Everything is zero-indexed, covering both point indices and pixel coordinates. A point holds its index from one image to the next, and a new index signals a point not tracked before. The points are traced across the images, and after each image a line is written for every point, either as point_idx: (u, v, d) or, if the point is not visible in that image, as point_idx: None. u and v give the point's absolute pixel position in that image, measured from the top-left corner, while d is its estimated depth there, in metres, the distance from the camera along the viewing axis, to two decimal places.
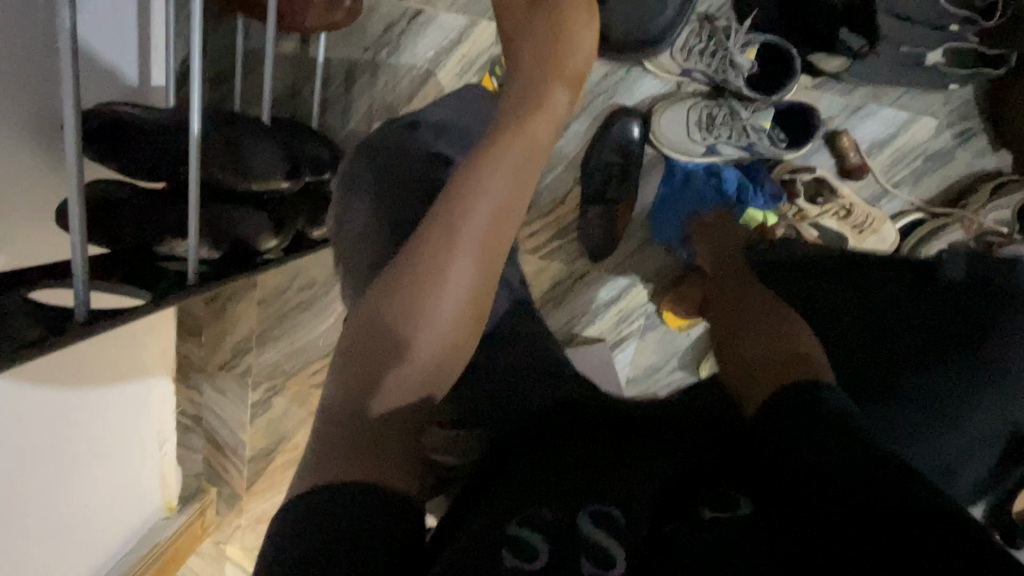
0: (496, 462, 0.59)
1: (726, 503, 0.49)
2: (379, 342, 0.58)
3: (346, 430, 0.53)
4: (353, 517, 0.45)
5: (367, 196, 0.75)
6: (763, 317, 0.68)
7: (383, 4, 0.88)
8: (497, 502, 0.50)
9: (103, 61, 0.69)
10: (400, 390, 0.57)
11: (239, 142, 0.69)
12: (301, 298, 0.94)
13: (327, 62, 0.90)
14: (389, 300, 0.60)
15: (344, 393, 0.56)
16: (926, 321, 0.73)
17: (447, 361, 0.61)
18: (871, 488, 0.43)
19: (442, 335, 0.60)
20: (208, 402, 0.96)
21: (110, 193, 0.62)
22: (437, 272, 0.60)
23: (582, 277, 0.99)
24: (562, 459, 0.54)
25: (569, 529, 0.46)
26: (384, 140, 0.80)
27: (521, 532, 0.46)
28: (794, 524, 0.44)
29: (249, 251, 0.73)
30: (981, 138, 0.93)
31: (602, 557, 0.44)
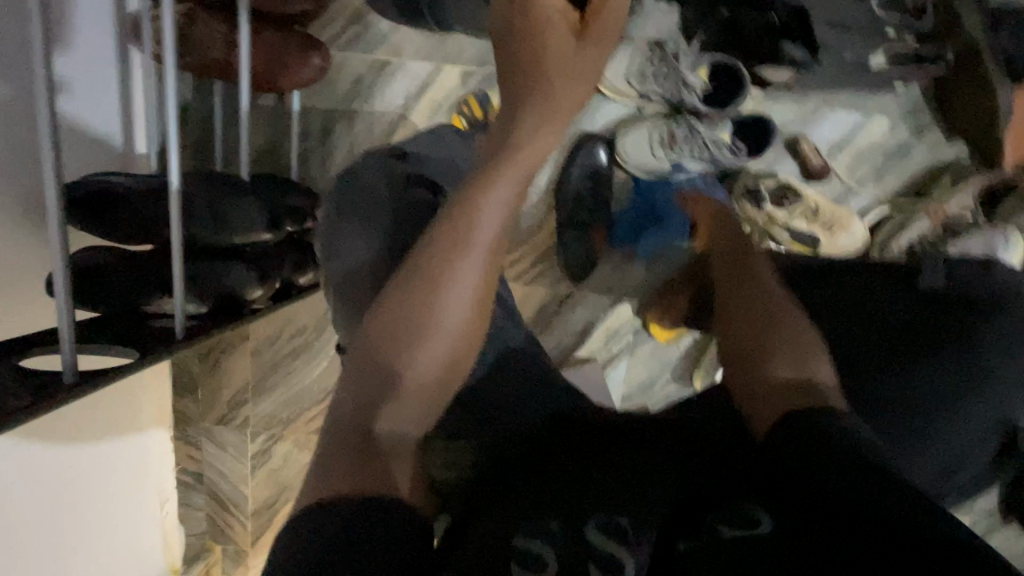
0: (491, 470, 0.57)
1: (742, 518, 0.44)
2: (384, 347, 0.56)
3: (351, 442, 0.50)
4: (361, 532, 0.42)
5: (356, 224, 0.74)
6: (774, 317, 0.64)
7: (351, 59, 0.93)
8: (496, 511, 0.49)
9: (87, 138, 0.75)
10: (409, 400, 0.54)
11: (218, 200, 0.72)
12: (293, 345, 1.07)
13: (304, 117, 0.95)
14: (398, 304, 0.57)
15: (350, 406, 0.53)
16: (922, 311, 0.70)
17: (460, 364, 0.58)
18: (902, 509, 0.41)
19: (454, 341, 0.57)
20: (207, 459, 1.10)
21: (94, 263, 0.66)
22: (448, 278, 0.58)
23: (566, 300, 1.00)
24: (567, 475, 0.51)
25: (575, 543, 0.44)
26: (366, 165, 0.79)
27: (526, 543, 0.44)
28: (825, 540, 0.41)
29: (236, 303, 0.74)
30: (936, 130, 0.92)
31: (606, 559, 0.43)
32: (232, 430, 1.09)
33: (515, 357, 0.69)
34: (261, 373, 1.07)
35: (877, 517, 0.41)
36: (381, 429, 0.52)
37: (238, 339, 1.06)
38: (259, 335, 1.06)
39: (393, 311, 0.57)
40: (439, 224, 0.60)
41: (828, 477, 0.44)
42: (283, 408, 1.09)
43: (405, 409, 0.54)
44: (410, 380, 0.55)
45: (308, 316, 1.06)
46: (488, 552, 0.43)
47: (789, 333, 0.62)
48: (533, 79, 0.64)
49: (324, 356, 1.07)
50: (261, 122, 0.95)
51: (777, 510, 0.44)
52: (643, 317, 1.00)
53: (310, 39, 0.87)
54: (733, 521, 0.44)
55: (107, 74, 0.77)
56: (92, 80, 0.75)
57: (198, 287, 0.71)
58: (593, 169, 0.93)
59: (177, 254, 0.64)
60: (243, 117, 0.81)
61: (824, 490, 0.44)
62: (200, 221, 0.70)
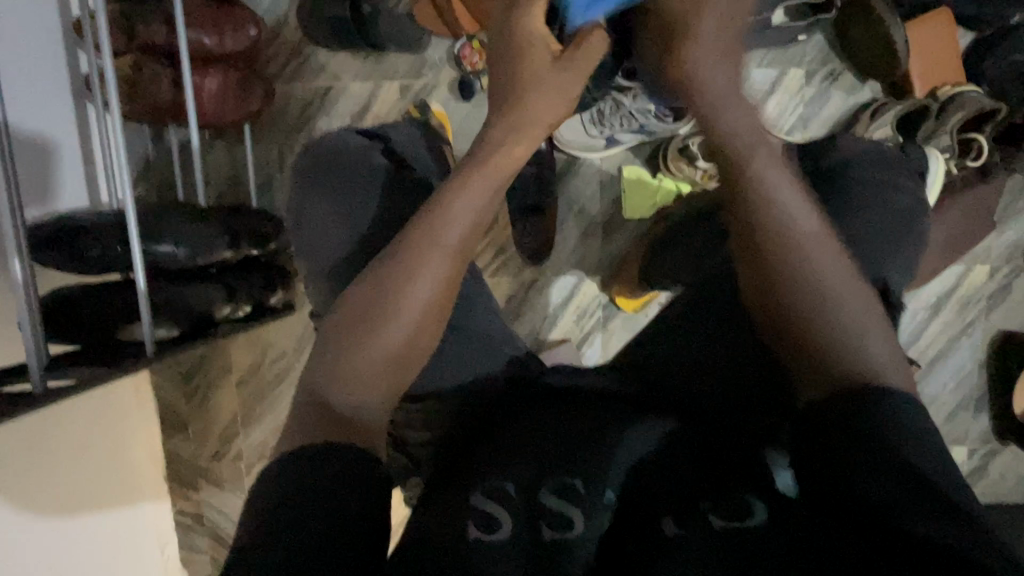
0: (464, 448, 0.58)
1: (736, 507, 0.46)
2: (347, 334, 0.55)
3: (309, 417, 0.50)
4: (322, 498, 0.43)
5: (315, 199, 0.73)
6: (816, 281, 0.52)
7: (296, 90, 1.00)
8: (458, 487, 0.51)
9: (49, 188, 0.82)
10: (368, 379, 0.54)
11: (175, 224, 0.75)
12: (275, 371, 1.09)
13: (259, 149, 1.02)
14: (366, 290, 0.56)
15: (312, 370, 0.54)
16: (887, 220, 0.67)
17: (418, 349, 0.57)
18: (883, 482, 0.42)
19: (414, 327, 0.56)
20: (205, 498, 1.11)
21: (66, 295, 0.69)
22: (412, 273, 0.56)
23: (532, 285, 1.04)
24: (532, 440, 0.54)
25: (528, 505, 0.48)
26: (314, 146, 0.79)
27: (482, 503, 0.48)
28: (813, 528, 0.43)
29: (205, 320, 0.79)
30: (848, 75, 0.98)
31: (558, 521, 0.47)
32: (226, 465, 1.10)
33: (470, 324, 0.69)
34: (249, 402, 1.09)
35: (876, 497, 0.42)
36: (335, 399, 0.52)
37: (223, 372, 1.09)
38: (243, 365, 1.09)
39: (361, 296, 0.56)
40: (417, 223, 0.59)
41: (841, 454, 0.45)
42: (274, 435, 1.10)
43: (360, 383, 0.53)
44: (367, 360, 0.54)
45: (286, 340, 1.08)
46: (448, 525, 0.46)
47: (829, 303, 0.51)
48: (514, 100, 0.63)
49: None
50: (221, 160, 1.01)
51: (772, 497, 0.47)
52: (608, 291, 1.03)
53: (253, 75, 0.94)
54: (725, 510, 0.46)
55: (63, 131, 0.84)
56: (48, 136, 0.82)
57: (169, 310, 0.74)
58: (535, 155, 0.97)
59: (141, 281, 0.68)
60: (195, 150, 0.86)
61: (856, 480, 0.43)
62: (164, 244, 0.73)
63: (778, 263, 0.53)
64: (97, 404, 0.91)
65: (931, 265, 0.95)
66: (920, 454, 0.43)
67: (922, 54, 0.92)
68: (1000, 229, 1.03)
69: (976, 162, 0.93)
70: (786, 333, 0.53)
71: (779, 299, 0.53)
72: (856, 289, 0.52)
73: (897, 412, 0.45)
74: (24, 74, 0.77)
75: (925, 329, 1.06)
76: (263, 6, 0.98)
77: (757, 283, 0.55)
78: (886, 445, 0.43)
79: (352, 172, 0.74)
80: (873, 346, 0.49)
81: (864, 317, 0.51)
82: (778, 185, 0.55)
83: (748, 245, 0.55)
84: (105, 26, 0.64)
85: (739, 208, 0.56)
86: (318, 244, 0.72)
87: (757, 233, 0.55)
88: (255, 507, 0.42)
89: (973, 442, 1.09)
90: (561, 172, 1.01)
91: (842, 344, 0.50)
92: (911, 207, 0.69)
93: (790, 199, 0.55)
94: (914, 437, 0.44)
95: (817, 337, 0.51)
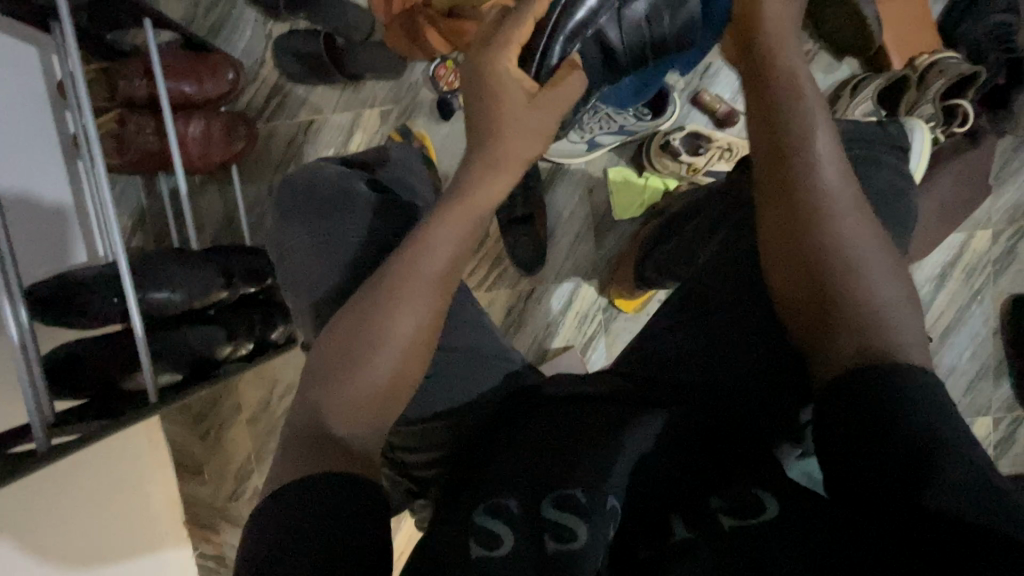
0: (467, 465, 0.57)
1: (749, 503, 0.45)
2: (329, 374, 0.52)
3: (306, 448, 0.49)
4: (321, 527, 0.42)
5: (300, 224, 0.74)
6: (850, 271, 0.48)
7: (280, 126, 1.02)
8: (462, 499, 0.51)
9: (44, 247, 0.83)
10: (353, 413, 0.52)
11: (169, 270, 0.75)
12: (284, 405, 1.09)
13: (248, 188, 1.04)
14: (350, 319, 0.54)
15: (303, 398, 0.53)
16: (876, 194, 0.66)
17: (408, 379, 0.54)
18: (890, 461, 0.40)
19: (398, 366, 0.53)
20: (225, 540, 1.10)
21: (70, 351, 0.70)
22: (389, 309, 0.53)
23: (530, 294, 1.04)
24: (530, 452, 0.53)
25: (531, 520, 0.46)
26: (298, 174, 0.80)
27: (484, 520, 0.47)
28: (829, 523, 0.42)
29: (208, 361, 0.79)
30: (824, 54, 0.98)
31: (562, 531, 0.44)
32: (244, 503, 1.10)
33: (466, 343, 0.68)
34: (261, 440, 1.10)
35: (895, 468, 0.39)
36: (335, 428, 0.51)
37: (232, 411, 1.09)
38: (251, 403, 1.09)
39: (340, 334, 0.54)
40: (388, 266, 0.55)
41: (850, 441, 0.42)
42: None
43: (351, 414, 0.52)
44: (357, 393, 0.52)
45: (292, 374, 1.08)
46: (449, 538, 0.46)
47: (861, 270, 0.48)
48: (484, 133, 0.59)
49: None
50: (213, 202, 1.03)
51: (784, 494, 0.46)
52: (607, 293, 1.03)
53: (235, 116, 0.96)
54: (736, 506, 0.45)
55: (53, 190, 0.86)
56: (39, 195, 0.83)
57: (169, 356, 0.74)
58: None
59: (139, 331, 0.68)
60: (184, 195, 0.88)
61: (878, 472, 0.40)
62: (162, 289, 0.74)
63: (815, 222, 0.50)
64: (110, 455, 0.92)
65: (928, 236, 0.94)
66: (934, 427, 0.40)
67: (891, 25, 0.93)
68: (997, 192, 1.01)
69: (962, 128, 0.92)
70: (815, 301, 0.50)
71: (817, 259, 0.49)
72: (885, 258, 0.49)
73: (918, 379, 0.43)
74: (11, 138, 0.78)
75: (933, 301, 1.04)
76: (240, 48, 1.00)
77: (788, 246, 0.51)
78: (897, 415, 0.41)
79: (327, 202, 0.74)
80: (902, 320, 0.47)
81: (890, 288, 0.48)
82: (820, 147, 0.52)
83: (783, 205, 0.52)
84: (84, 86, 0.66)
85: (780, 164, 0.52)
86: (299, 265, 0.71)
87: (795, 193, 0.51)
88: (261, 540, 0.42)
89: (998, 411, 1.06)
90: (546, 179, 1.01)
91: (868, 321, 0.47)
92: (895, 187, 0.68)
93: (832, 163, 0.51)
94: (935, 412, 0.41)
95: (848, 304, 0.48)
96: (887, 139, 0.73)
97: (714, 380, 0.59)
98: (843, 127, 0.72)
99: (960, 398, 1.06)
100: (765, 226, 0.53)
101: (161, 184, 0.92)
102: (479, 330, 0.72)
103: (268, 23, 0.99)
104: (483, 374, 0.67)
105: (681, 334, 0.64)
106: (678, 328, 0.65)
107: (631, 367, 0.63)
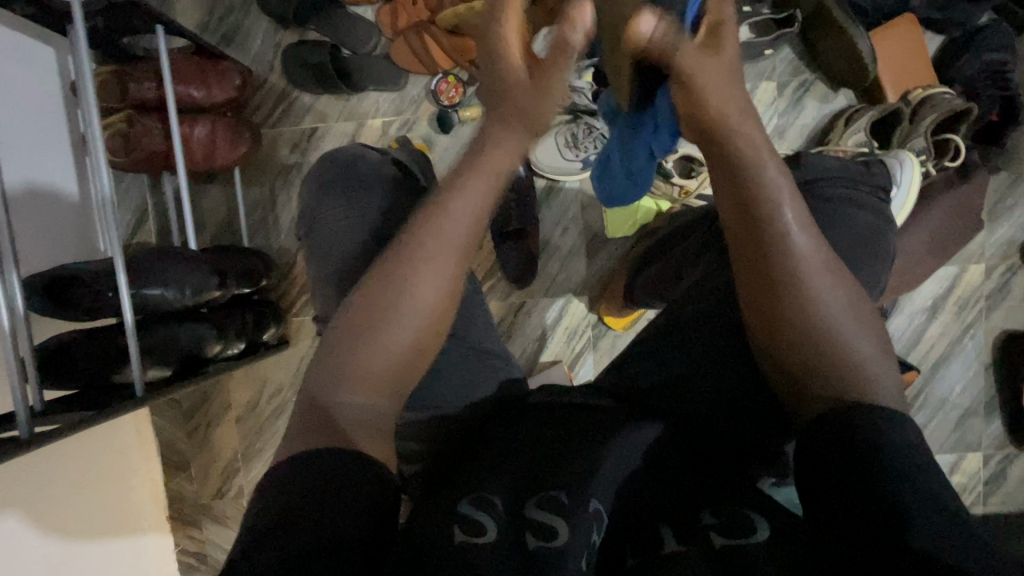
0: (457, 457, 0.56)
1: (739, 523, 0.45)
2: (353, 327, 0.52)
3: (307, 423, 0.49)
4: (313, 507, 0.41)
5: (327, 208, 0.74)
6: (820, 320, 0.49)
7: (284, 132, 1.05)
8: (448, 488, 0.50)
9: (49, 238, 0.86)
10: (375, 378, 0.51)
11: (163, 268, 0.77)
12: (273, 405, 1.10)
13: (251, 191, 1.06)
14: (384, 274, 0.52)
15: (312, 376, 0.52)
16: (859, 225, 0.67)
17: (434, 341, 0.54)
18: (866, 493, 0.40)
19: (429, 324, 0.53)
20: (209, 536, 1.12)
21: (61, 342, 0.71)
22: (416, 262, 0.52)
23: (521, 307, 1.05)
24: (526, 451, 0.52)
25: (514, 518, 0.46)
26: (335, 158, 0.79)
27: (470, 511, 0.45)
28: (811, 546, 0.42)
29: (196, 358, 0.80)
30: (820, 84, 0.99)
31: (545, 531, 0.44)
32: (229, 501, 1.12)
33: (466, 336, 0.65)
34: (248, 439, 1.11)
35: (871, 503, 0.40)
36: (337, 400, 0.50)
37: (222, 409, 1.10)
38: (241, 402, 1.10)
39: (371, 283, 0.52)
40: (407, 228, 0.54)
41: (827, 470, 0.43)
42: None
43: (366, 377, 0.51)
44: (384, 352, 0.51)
45: (283, 374, 1.09)
46: (436, 525, 0.45)
47: (832, 334, 0.49)
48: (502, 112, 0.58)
49: None
50: (216, 202, 1.06)
51: (778, 517, 0.45)
52: (597, 310, 1.04)
53: (241, 121, 0.99)
54: (727, 525, 0.45)
55: (62, 183, 0.89)
56: (46, 189, 0.86)
57: (159, 353, 0.76)
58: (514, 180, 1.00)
59: (131, 325, 0.70)
60: (185, 196, 0.90)
61: (869, 504, 0.40)
62: (155, 286, 0.75)
63: (787, 298, 0.50)
64: (100, 445, 0.93)
65: (918, 268, 0.94)
66: (912, 472, 0.40)
67: (889, 59, 0.94)
68: (992, 227, 1.01)
69: (954, 162, 0.93)
70: (793, 370, 0.50)
71: (787, 332, 0.50)
72: (850, 310, 0.50)
73: (894, 422, 0.44)
74: (24, 134, 0.82)
75: (923, 333, 1.03)
76: (250, 57, 1.03)
77: (762, 321, 0.52)
78: (876, 452, 0.42)
79: (356, 182, 0.75)
80: (871, 367, 0.48)
81: (859, 340, 0.49)
82: (781, 224, 0.51)
83: (751, 266, 0.52)
84: (92, 88, 0.69)
85: (751, 243, 0.52)
86: (323, 247, 0.73)
87: (767, 268, 0.51)
88: (258, 510, 0.42)
89: (988, 447, 1.05)
90: (541, 196, 1.03)
91: (841, 378, 0.48)
92: (875, 225, 0.68)
93: (802, 233, 0.51)
94: (912, 457, 0.41)
95: (817, 370, 0.49)
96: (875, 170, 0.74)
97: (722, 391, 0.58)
98: (829, 164, 0.73)
99: (951, 433, 1.05)
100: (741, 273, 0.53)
101: (166, 184, 0.95)
102: (486, 324, 0.69)
103: (279, 34, 1.02)
104: (481, 370, 0.64)
105: (674, 350, 0.63)
106: (664, 346, 0.65)
107: (633, 376, 0.62)
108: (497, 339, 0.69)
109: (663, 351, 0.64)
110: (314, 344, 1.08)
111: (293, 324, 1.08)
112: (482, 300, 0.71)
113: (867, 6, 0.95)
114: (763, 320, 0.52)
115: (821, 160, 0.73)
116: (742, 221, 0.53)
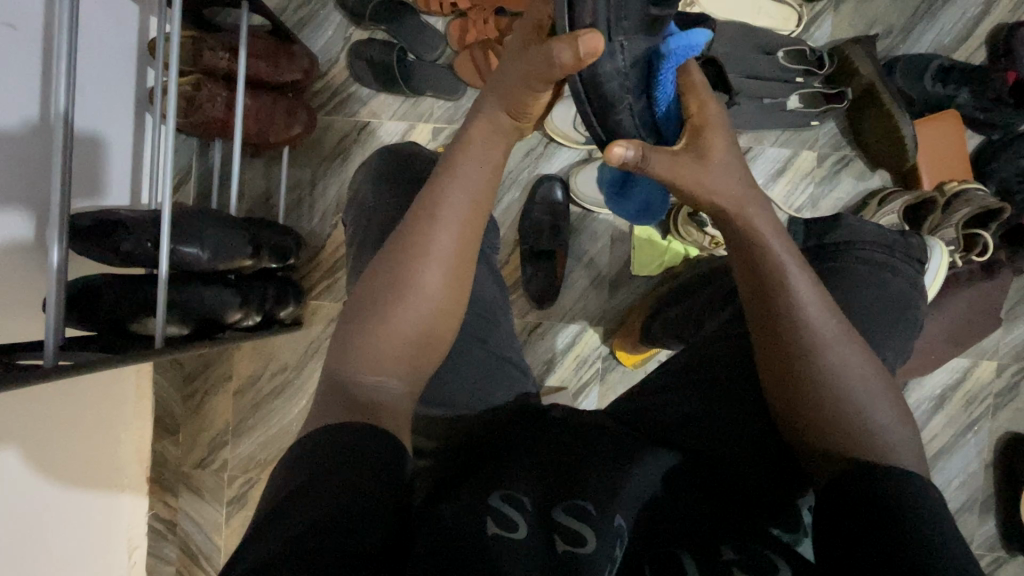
0: (476, 457, 0.56)
1: (760, 564, 0.44)
2: (361, 315, 0.53)
3: (334, 398, 0.50)
4: (351, 473, 0.42)
5: (373, 199, 0.77)
6: (836, 379, 0.50)
7: (337, 122, 1.08)
8: (469, 482, 0.49)
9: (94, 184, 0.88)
10: (389, 363, 0.52)
11: (201, 229, 0.78)
12: (273, 385, 1.10)
13: (294, 172, 1.09)
14: (401, 261, 0.53)
15: (336, 353, 0.53)
16: (891, 300, 0.69)
17: (445, 332, 0.55)
18: (890, 545, 0.41)
19: (441, 312, 0.54)
20: (183, 506, 1.10)
21: (91, 282, 0.72)
22: (430, 255, 0.54)
23: (536, 328, 1.05)
24: (546, 462, 0.52)
25: (544, 521, 0.45)
26: (389, 156, 0.82)
27: (499, 505, 0.45)
28: None
29: (214, 324, 0.81)
30: (858, 162, 1.02)
31: (572, 535, 0.44)
32: (210, 473, 1.10)
33: (490, 343, 0.67)
34: (242, 414, 1.10)
35: (895, 559, 0.40)
36: (361, 377, 0.51)
37: (222, 379, 1.10)
38: (243, 374, 1.10)
39: (376, 276, 0.54)
40: (404, 225, 0.55)
41: (850, 524, 0.44)
42: (261, 450, 1.10)
43: (381, 361, 0.52)
44: (393, 337, 0.52)
45: (289, 354, 1.09)
46: (462, 514, 0.44)
47: (849, 397, 0.50)
48: (506, 121, 0.57)
49: (303, 394, 1.09)
50: (258, 176, 1.08)
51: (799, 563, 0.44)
52: (609, 343, 1.05)
53: (300, 103, 1.02)
54: (749, 564, 0.44)
55: (119, 133, 0.91)
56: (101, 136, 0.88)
57: (182, 312, 0.77)
58: (551, 204, 1.01)
59: (163, 279, 0.71)
60: (235, 165, 0.93)
61: (895, 558, 0.40)
62: (193, 247, 0.77)
63: (802, 358, 0.51)
64: (98, 394, 0.93)
65: (933, 355, 0.95)
66: (940, 537, 0.41)
67: (927, 151, 0.98)
68: (1009, 326, 1.03)
69: (981, 257, 0.95)
70: (805, 422, 0.51)
71: (800, 390, 0.51)
72: (868, 371, 0.51)
73: (916, 487, 0.44)
74: (92, 81, 0.84)
75: (928, 422, 1.03)
76: (318, 47, 1.07)
77: (777, 376, 0.53)
78: (903, 514, 0.42)
79: (404, 180, 0.78)
80: (887, 430, 0.49)
81: (875, 400, 0.50)
82: (793, 281, 0.53)
83: (762, 315, 0.53)
84: (176, 47, 0.72)
85: (761, 299, 0.53)
86: (363, 236, 0.74)
87: (778, 324, 0.52)
88: (294, 470, 0.42)
89: (979, 548, 1.04)
90: (574, 223, 1.05)
91: (855, 436, 0.49)
92: (905, 302, 0.70)
93: (815, 293, 0.53)
94: (948, 528, 0.42)
95: (832, 430, 0.50)
96: (910, 246, 0.75)
97: (735, 432, 0.59)
98: (867, 232, 0.74)
99: None
100: (756, 320, 0.54)
101: (217, 150, 0.98)
102: (509, 335, 0.70)
103: (350, 29, 1.06)
104: (499, 373, 0.65)
105: (687, 389, 0.64)
106: (679, 386, 0.65)
107: (645, 409, 0.63)
108: (518, 350, 0.71)
109: (675, 386, 0.65)
110: (326, 329, 1.09)
111: (309, 307, 1.08)
112: (507, 313, 0.72)
113: (916, 96, 0.99)
114: (776, 370, 0.53)
115: (861, 230, 0.75)
116: (770, 264, 0.53)
